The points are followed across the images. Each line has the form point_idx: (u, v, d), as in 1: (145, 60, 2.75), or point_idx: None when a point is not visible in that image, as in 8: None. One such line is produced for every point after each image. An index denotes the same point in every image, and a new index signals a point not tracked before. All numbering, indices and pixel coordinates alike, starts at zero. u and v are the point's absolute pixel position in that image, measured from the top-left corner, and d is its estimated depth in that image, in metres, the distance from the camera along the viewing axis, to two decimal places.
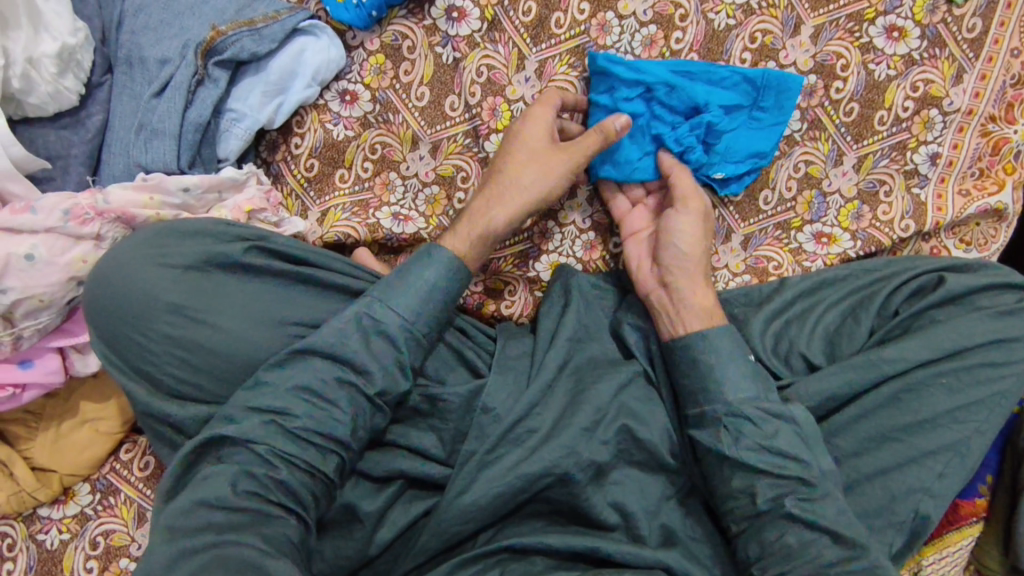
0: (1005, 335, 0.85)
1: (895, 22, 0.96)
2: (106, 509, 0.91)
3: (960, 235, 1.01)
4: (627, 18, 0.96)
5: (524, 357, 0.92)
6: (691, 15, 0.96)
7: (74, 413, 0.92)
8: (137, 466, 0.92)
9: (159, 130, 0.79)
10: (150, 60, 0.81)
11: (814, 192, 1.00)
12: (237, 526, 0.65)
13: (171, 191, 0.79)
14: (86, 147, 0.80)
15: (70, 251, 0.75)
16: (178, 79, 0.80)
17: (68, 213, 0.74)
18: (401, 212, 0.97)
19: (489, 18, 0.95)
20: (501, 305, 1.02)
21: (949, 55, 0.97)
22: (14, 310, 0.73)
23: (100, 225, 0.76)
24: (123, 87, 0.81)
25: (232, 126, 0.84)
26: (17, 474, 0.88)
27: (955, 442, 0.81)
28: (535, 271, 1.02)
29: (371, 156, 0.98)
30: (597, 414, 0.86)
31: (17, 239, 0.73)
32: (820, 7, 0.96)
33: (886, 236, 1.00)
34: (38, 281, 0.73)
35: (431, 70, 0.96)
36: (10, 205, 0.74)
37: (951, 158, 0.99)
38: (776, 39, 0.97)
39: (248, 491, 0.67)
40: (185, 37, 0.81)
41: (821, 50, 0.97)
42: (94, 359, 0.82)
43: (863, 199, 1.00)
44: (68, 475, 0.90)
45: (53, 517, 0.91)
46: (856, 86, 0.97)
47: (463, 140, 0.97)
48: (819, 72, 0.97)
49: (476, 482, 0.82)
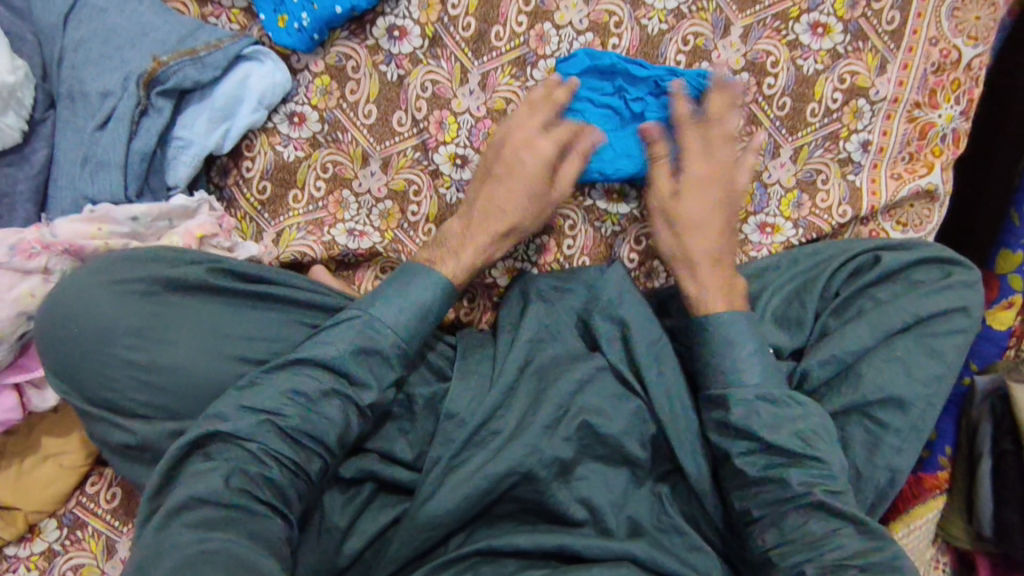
0: (938, 309, 0.89)
1: (819, 19, 1.01)
2: (73, 543, 0.91)
3: (896, 218, 1.05)
4: (564, 27, 0.99)
5: (486, 361, 0.93)
6: (625, 22, 1.00)
7: (37, 448, 0.91)
8: (103, 498, 0.92)
9: (104, 161, 0.81)
10: (93, 94, 0.82)
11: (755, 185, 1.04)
12: (227, 523, 0.65)
13: (119, 220, 0.80)
14: (32, 182, 0.81)
15: (19, 286, 0.76)
16: (121, 111, 0.81)
17: (14, 248, 0.75)
18: (357, 228, 0.99)
19: (430, 35, 0.98)
20: (460, 312, 1.05)
21: (871, 48, 1.02)
22: None
23: (48, 258, 0.76)
24: (67, 122, 0.82)
25: (180, 153, 0.85)
26: None
27: (899, 416, 0.85)
28: (493, 278, 1.04)
29: (322, 175, 0.99)
30: (557, 411, 0.88)
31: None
32: (747, 8, 1.00)
33: (825, 222, 1.03)
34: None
35: (377, 87, 0.99)
36: None
37: (882, 144, 1.04)
38: (707, 41, 1.01)
39: (242, 486, 0.68)
40: (126, 69, 0.82)
41: (751, 48, 1.01)
42: (50, 394, 0.82)
43: (802, 188, 1.04)
44: (34, 512, 0.90)
45: (19, 556, 0.90)
46: (787, 81, 1.02)
47: (413, 155, 1.00)
48: (750, 70, 1.02)
49: (442, 487, 0.84)
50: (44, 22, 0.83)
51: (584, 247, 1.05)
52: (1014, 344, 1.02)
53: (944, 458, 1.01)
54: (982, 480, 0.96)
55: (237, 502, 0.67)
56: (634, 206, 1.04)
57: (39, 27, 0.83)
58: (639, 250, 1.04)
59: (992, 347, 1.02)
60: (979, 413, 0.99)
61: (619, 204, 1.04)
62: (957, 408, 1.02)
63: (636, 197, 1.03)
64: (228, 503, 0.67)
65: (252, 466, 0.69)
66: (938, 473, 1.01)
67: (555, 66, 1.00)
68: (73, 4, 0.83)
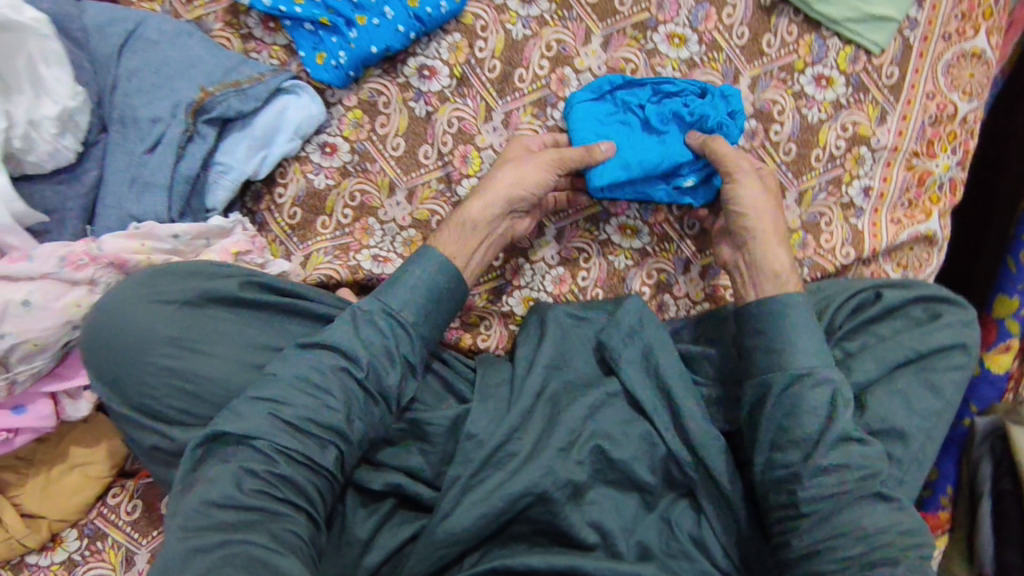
0: (941, 347, 0.92)
1: (822, 71, 1.07)
2: (94, 554, 0.93)
3: (897, 260, 1.10)
4: (583, 72, 1.06)
5: (503, 385, 0.96)
6: (640, 69, 1.06)
7: (64, 458, 0.94)
8: (125, 510, 0.95)
9: (150, 183, 0.85)
10: (144, 119, 0.87)
11: None
12: (247, 525, 0.69)
13: (162, 238, 0.84)
14: (81, 201, 0.86)
15: (64, 296, 0.79)
16: (169, 136, 0.86)
17: (63, 260, 0.79)
18: (381, 254, 1.04)
19: (458, 76, 1.04)
20: (478, 339, 1.07)
21: (872, 99, 1.08)
22: (9, 354, 0.76)
23: (94, 270, 0.80)
24: (117, 145, 0.86)
25: (220, 177, 0.90)
26: (7, 520, 0.90)
27: (903, 449, 0.87)
28: (509, 305, 1.08)
29: (350, 203, 1.04)
30: (570, 435, 0.91)
31: (13, 288, 0.77)
32: (755, 60, 1.07)
33: (830, 262, 1.08)
34: (35, 326, 0.77)
35: (406, 122, 1.04)
36: (10, 255, 0.78)
37: (882, 191, 1.09)
38: (718, 89, 1.07)
39: (256, 489, 0.71)
40: (176, 98, 0.87)
41: (759, 97, 1.07)
42: (84, 404, 0.85)
43: (807, 229, 1.09)
44: (57, 521, 0.93)
45: (41, 564, 0.93)
46: (792, 128, 1.08)
47: (437, 186, 1.05)
48: (758, 117, 1.07)
49: (459, 506, 0.86)
50: (99, 52, 0.87)
51: (597, 279, 1.09)
52: (1012, 387, 1.04)
53: (947, 497, 1.05)
54: (983, 520, 0.98)
55: (257, 503, 0.70)
56: (646, 241, 1.09)
57: (93, 55, 0.88)
58: (650, 283, 1.09)
59: (992, 390, 1.04)
60: (978, 454, 1.01)
61: (632, 239, 1.09)
62: (959, 448, 1.05)
63: (649, 233, 1.09)
64: (246, 503, 0.70)
65: (264, 464, 0.72)
66: (939, 511, 1.05)
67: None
68: (126, 36, 0.88)
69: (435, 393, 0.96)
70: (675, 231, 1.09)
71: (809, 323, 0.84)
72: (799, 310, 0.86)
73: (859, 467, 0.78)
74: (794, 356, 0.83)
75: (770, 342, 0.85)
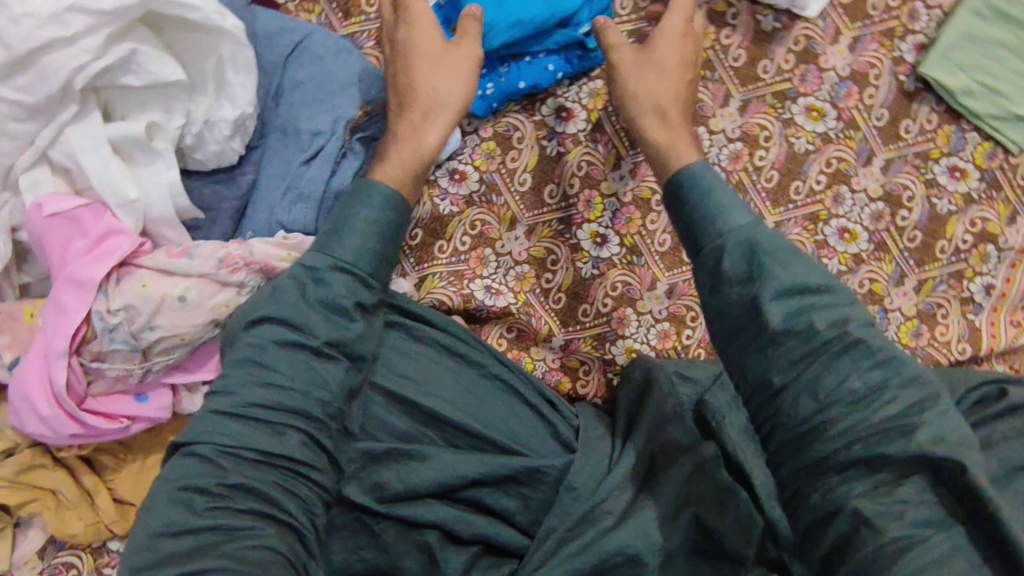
0: None
1: (957, 164, 1.06)
2: None
3: (1010, 362, 1.07)
4: (717, 133, 1.04)
5: (605, 438, 0.96)
6: (774, 137, 1.05)
7: (162, 447, 0.93)
8: None
9: (304, 194, 0.86)
10: (305, 131, 0.88)
11: (876, 308, 1.06)
12: (211, 547, 0.63)
13: (307, 251, 0.84)
14: (235, 202, 0.87)
15: (216, 296, 0.79)
16: (327, 151, 0.88)
17: (222, 261, 0.79)
18: (493, 285, 1.04)
19: (594, 121, 1.05)
20: (577, 384, 1.06)
21: (1004, 198, 1.07)
22: (155, 345, 0.77)
23: (246, 274, 0.80)
24: (276, 152, 0.88)
25: None
26: (99, 504, 0.89)
27: None
28: (612, 354, 1.06)
29: (470, 231, 1.04)
30: (673, 501, 0.88)
31: (170, 281, 0.77)
32: (891, 143, 1.06)
33: (944, 356, 1.06)
34: (184, 322, 0.77)
35: (536, 159, 1.05)
36: (170, 247, 0.79)
37: (1004, 291, 1.07)
38: (850, 166, 1.06)
39: (207, 508, 0.65)
40: (336, 113, 0.89)
41: (889, 180, 1.06)
42: (200, 399, 0.85)
43: (921, 318, 1.07)
44: None
45: (122, 552, 0.92)
46: (920, 216, 1.06)
47: (557, 226, 1.05)
48: (886, 200, 1.06)
49: (552, 560, 0.84)
50: (268, 59, 0.90)
51: (701, 340, 1.07)
52: None
53: None
54: None
55: (208, 525, 0.64)
56: None
57: (262, 63, 0.90)
58: None
59: None
60: None
61: None
62: None
63: None
64: (222, 531, 0.65)
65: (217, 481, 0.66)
66: None
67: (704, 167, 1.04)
68: (295, 47, 0.91)
69: (542, 440, 0.94)
70: None
71: (728, 194, 0.77)
72: (740, 217, 0.74)
73: (864, 395, 0.65)
74: (725, 226, 0.74)
75: (739, 232, 0.73)
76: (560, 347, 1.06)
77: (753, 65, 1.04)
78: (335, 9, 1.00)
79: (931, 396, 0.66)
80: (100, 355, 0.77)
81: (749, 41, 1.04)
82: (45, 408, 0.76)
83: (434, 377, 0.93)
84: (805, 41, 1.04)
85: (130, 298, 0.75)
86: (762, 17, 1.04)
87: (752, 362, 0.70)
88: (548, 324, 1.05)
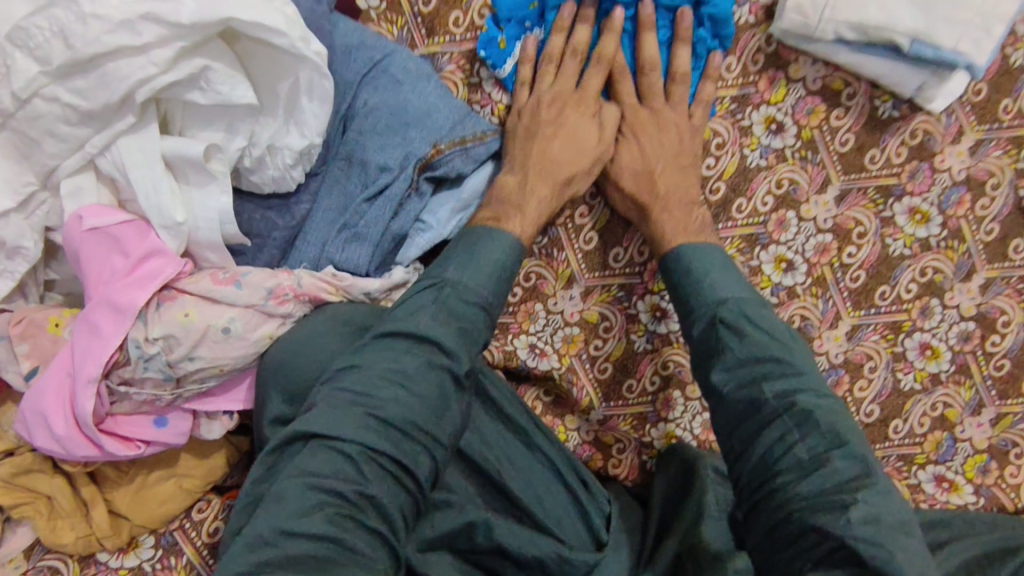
0: None
1: None
2: (164, 569, 0.87)
3: None
4: (805, 220, 0.96)
5: (634, 533, 0.89)
6: (869, 234, 0.96)
7: (164, 463, 0.88)
8: (207, 530, 0.89)
9: (360, 232, 0.80)
10: (372, 165, 0.81)
11: (944, 435, 0.98)
12: (325, 562, 0.59)
13: (355, 294, 0.79)
14: (286, 232, 0.82)
15: (260, 328, 0.74)
16: (393, 189, 0.81)
17: (271, 292, 0.74)
18: (538, 345, 0.97)
19: None
20: (608, 462, 0.99)
21: None
22: (192, 374, 0.72)
23: (295, 306, 0.75)
24: (337, 181, 0.82)
25: (417, 235, 0.84)
26: (93, 515, 0.85)
27: None
28: (650, 437, 0.98)
29: (522, 284, 0.96)
30: None
31: (214, 308, 0.73)
32: (996, 261, 0.96)
33: (1010, 500, 0.98)
34: (220, 353, 0.72)
35: (606, 218, 0.97)
36: (216, 272, 0.74)
37: None
38: (945, 279, 0.96)
39: (332, 515, 0.61)
40: (408, 149, 0.82)
41: (987, 299, 0.97)
42: (218, 426, 0.80)
43: (993, 454, 0.98)
44: (140, 525, 0.87)
45: (110, 566, 0.87)
46: (1012, 344, 0.97)
47: (616, 292, 0.97)
48: (979, 321, 0.97)
49: None
50: (342, 76, 0.83)
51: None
52: None
53: None
54: None
55: (326, 534, 0.60)
56: None
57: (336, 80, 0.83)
58: None
59: None
60: None
61: None
62: None
63: None
64: (342, 527, 0.61)
65: (342, 486, 0.62)
66: None
67: (785, 254, 0.96)
68: (374, 66, 0.83)
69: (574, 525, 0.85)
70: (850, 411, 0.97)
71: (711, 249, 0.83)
72: (721, 275, 0.80)
73: (807, 464, 0.67)
74: (710, 294, 0.79)
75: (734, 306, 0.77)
76: (598, 420, 0.98)
77: (859, 153, 0.95)
78: (419, 23, 0.92)
79: (868, 476, 0.65)
80: (127, 380, 0.72)
81: (860, 125, 0.94)
82: (61, 428, 0.72)
83: (496, 450, 0.85)
84: (920, 135, 0.94)
85: (171, 327, 0.71)
86: (880, 102, 0.94)
87: (722, 419, 0.74)
88: (589, 395, 0.97)
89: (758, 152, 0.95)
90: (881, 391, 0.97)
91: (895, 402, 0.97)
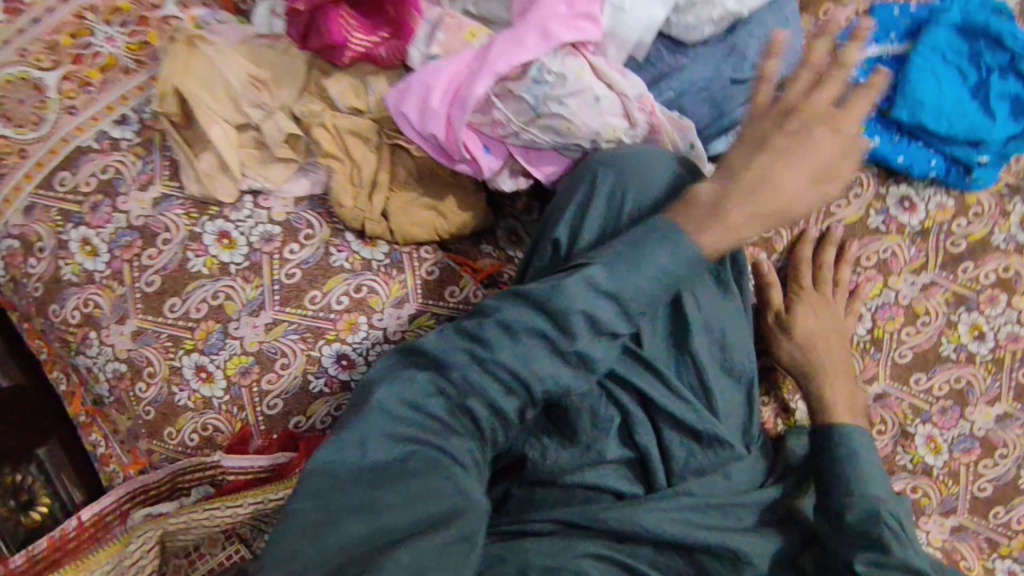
0: None
1: None
2: (383, 274, 1.03)
3: None
4: (1011, 308, 1.07)
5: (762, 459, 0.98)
6: None
7: (438, 196, 1.03)
8: (424, 269, 1.04)
9: (713, 101, 0.95)
10: (749, 60, 0.95)
11: None
12: (431, 461, 0.71)
13: (683, 139, 0.94)
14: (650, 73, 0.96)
15: (612, 117, 0.90)
16: (757, 86, 0.95)
17: (639, 96, 0.91)
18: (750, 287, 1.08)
19: (926, 227, 1.07)
20: None
21: None
22: (551, 115, 0.90)
23: (643, 118, 0.91)
24: (713, 56, 0.94)
25: (735, 134, 0.99)
26: (375, 199, 1.00)
27: None
28: (795, 406, 1.08)
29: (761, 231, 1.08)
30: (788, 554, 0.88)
31: (598, 81, 0.90)
32: None
33: None
34: (584, 118, 0.90)
35: (854, 219, 1.07)
36: (612, 60, 0.92)
37: None
38: None
39: (444, 406, 0.73)
40: (781, 67, 0.96)
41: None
42: (509, 183, 0.97)
43: None
44: (394, 229, 1.02)
45: (350, 246, 1.03)
46: None
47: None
48: None
49: (676, 513, 0.88)
50: None
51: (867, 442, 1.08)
52: None
53: None
54: None
55: (405, 458, 0.71)
56: (939, 463, 1.08)
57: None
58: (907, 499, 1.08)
59: None
60: None
61: (930, 453, 1.08)
62: None
63: (945, 460, 1.08)
64: (439, 433, 0.73)
65: (422, 435, 0.72)
66: None
67: (981, 325, 1.07)
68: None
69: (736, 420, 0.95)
70: (966, 478, 1.08)
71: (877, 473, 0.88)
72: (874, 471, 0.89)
73: None
74: (862, 492, 0.86)
75: (870, 506, 0.84)
76: (762, 368, 1.09)
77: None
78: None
79: None
80: (502, 96, 0.91)
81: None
82: (435, 101, 0.91)
83: (735, 329, 0.95)
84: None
85: (569, 71, 0.89)
86: None
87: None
88: (765, 344, 1.08)
89: (1006, 235, 1.07)
90: (997, 476, 1.08)
91: (1005, 490, 1.08)
